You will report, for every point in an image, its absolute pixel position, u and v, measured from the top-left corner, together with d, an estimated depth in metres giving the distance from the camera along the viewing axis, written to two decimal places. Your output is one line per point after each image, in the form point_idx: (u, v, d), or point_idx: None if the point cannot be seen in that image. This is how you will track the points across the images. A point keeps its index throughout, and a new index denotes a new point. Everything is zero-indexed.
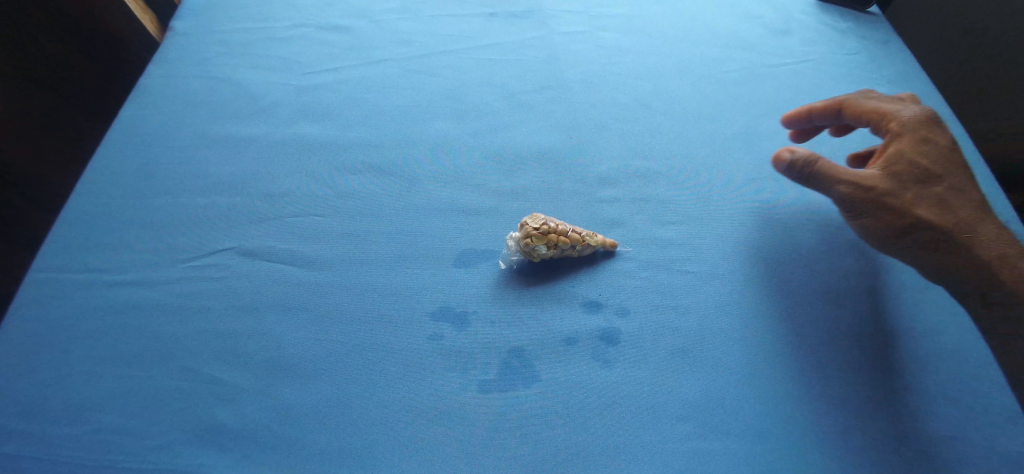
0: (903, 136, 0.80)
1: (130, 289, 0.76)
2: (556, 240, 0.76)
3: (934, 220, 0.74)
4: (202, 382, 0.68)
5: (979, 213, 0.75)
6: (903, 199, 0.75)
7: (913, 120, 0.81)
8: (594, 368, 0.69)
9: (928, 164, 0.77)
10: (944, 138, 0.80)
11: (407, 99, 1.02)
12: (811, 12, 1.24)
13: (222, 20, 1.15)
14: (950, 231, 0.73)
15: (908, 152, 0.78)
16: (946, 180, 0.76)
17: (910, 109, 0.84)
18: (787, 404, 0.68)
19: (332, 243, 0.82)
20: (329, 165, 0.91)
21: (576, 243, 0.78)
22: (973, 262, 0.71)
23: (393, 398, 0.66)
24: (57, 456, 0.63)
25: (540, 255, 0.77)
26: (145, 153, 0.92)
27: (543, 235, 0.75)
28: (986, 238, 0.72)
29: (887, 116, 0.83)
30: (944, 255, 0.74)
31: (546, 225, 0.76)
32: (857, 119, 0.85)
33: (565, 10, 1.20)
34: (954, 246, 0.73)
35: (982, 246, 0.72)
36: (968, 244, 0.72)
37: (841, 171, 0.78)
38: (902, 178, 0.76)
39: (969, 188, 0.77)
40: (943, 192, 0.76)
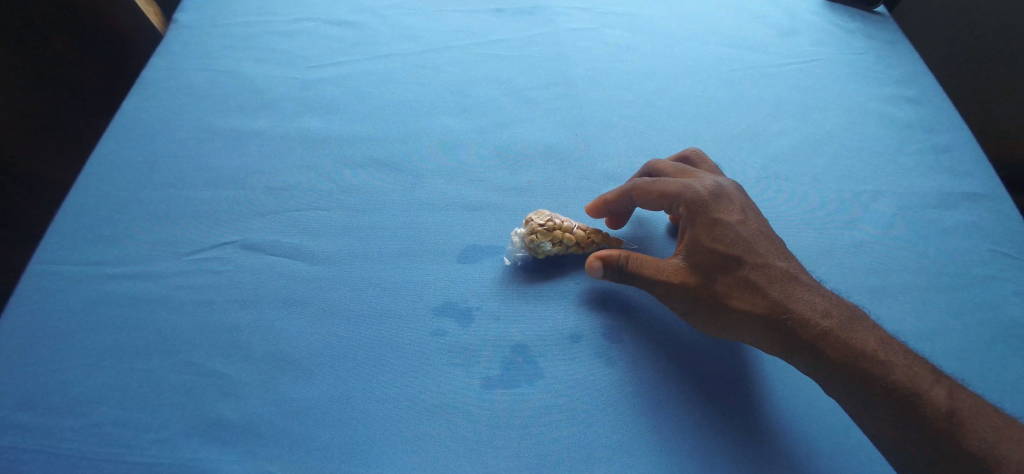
0: (692, 218, 0.70)
1: (132, 282, 0.76)
2: (561, 237, 0.77)
3: (751, 311, 0.66)
4: (204, 376, 0.68)
5: (785, 290, 0.66)
6: (708, 293, 0.67)
7: (690, 196, 0.71)
8: (597, 366, 0.69)
9: (728, 249, 0.68)
10: (738, 213, 0.71)
11: (412, 94, 1.01)
12: (817, 12, 1.24)
13: (225, 13, 1.15)
14: (774, 325, 0.65)
15: (699, 239, 0.69)
16: (744, 261, 0.68)
17: (691, 181, 0.73)
18: (790, 403, 0.68)
19: (335, 238, 0.81)
20: (333, 160, 0.91)
21: (580, 240, 0.78)
22: (811, 351, 0.63)
23: (395, 394, 0.66)
24: (57, 449, 0.63)
25: (545, 252, 0.77)
26: (147, 145, 0.92)
27: (547, 231, 0.76)
28: (807, 320, 0.64)
29: (666, 199, 0.72)
30: (779, 349, 0.65)
31: (551, 222, 0.77)
32: (650, 206, 0.75)
33: (570, 7, 1.20)
34: (787, 342, 0.64)
35: (811, 335, 0.63)
36: (796, 336, 0.64)
37: (653, 270, 0.69)
38: (698, 272, 0.68)
39: (764, 264, 0.68)
40: (743, 275, 0.67)
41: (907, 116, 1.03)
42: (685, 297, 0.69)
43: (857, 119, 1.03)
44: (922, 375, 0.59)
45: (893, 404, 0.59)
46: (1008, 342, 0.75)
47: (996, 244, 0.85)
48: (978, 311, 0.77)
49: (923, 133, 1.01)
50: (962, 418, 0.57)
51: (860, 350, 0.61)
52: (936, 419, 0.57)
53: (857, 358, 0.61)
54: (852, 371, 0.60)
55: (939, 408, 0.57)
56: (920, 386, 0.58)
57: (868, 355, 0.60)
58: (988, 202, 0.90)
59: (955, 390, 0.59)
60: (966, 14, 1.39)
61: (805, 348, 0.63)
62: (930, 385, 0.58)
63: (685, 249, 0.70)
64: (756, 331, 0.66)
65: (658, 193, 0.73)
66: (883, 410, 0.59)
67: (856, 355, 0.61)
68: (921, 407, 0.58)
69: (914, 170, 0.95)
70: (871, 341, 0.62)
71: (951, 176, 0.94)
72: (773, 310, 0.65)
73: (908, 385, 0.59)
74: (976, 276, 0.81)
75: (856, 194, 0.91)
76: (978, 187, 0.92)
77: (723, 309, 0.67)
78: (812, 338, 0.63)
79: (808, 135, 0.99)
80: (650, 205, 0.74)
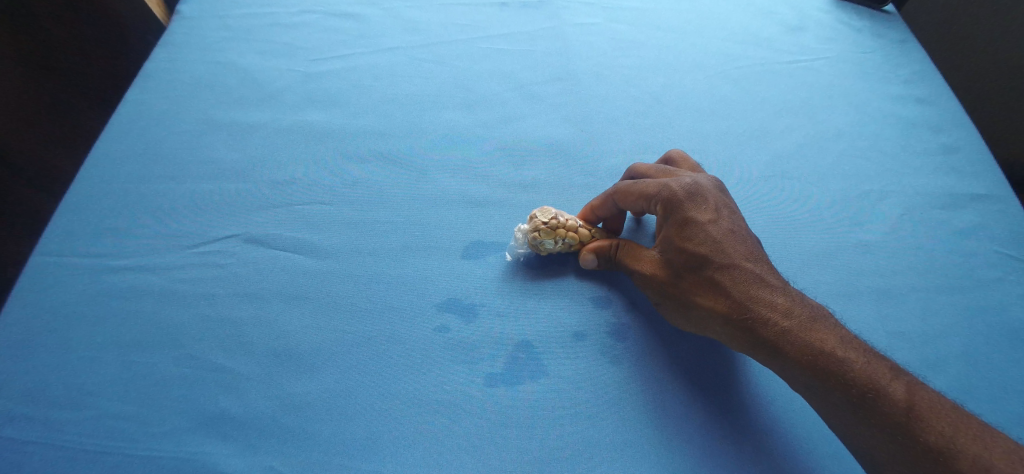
0: (666, 217, 0.71)
1: (133, 275, 0.75)
2: (564, 237, 0.76)
3: (715, 309, 0.66)
4: (206, 370, 0.68)
5: (751, 290, 0.66)
6: (675, 289, 0.69)
7: (665, 195, 0.71)
8: (601, 363, 0.69)
9: (695, 248, 0.68)
10: (712, 213, 0.70)
11: (416, 88, 1.01)
12: (825, 9, 1.23)
13: (229, 4, 1.14)
14: (737, 324, 0.65)
15: (671, 237, 0.70)
16: (711, 261, 0.67)
17: (671, 180, 0.72)
18: (794, 404, 0.68)
19: (339, 232, 0.81)
20: (337, 154, 0.90)
21: (583, 239, 0.78)
22: (772, 350, 0.63)
23: (398, 389, 0.66)
24: (59, 442, 0.62)
25: (547, 249, 0.77)
26: (149, 137, 0.91)
27: (550, 230, 0.75)
28: (770, 319, 0.64)
29: (642, 197, 0.72)
30: (744, 346, 0.66)
31: (556, 220, 0.76)
32: (632, 208, 0.75)
33: (576, 2, 1.19)
34: (751, 339, 0.65)
35: (773, 333, 0.63)
36: (759, 335, 0.64)
37: (632, 263, 0.72)
38: (668, 268, 0.70)
39: (734, 263, 0.67)
40: (708, 273, 0.67)
41: (915, 116, 1.03)
42: (656, 292, 0.71)
43: (865, 118, 1.02)
44: (883, 374, 0.58)
45: (850, 402, 0.58)
46: (1013, 344, 0.74)
47: (1002, 246, 0.84)
48: (984, 313, 0.77)
49: (931, 133, 1.00)
50: (920, 417, 0.56)
51: (820, 349, 0.61)
52: (891, 417, 0.56)
53: (816, 357, 0.60)
54: (812, 369, 0.60)
55: (896, 407, 0.56)
56: (877, 385, 0.58)
57: (827, 355, 0.60)
58: (995, 204, 0.90)
59: (917, 388, 0.58)
60: (970, 17, 1.37)
61: (766, 347, 0.64)
62: (888, 384, 0.57)
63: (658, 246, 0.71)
64: (721, 328, 0.67)
65: (637, 193, 0.73)
66: (841, 407, 0.59)
67: (816, 356, 0.61)
68: (878, 405, 0.57)
69: (921, 171, 0.94)
70: (832, 342, 0.61)
71: (958, 177, 0.93)
72: (736, 309, 0.65)
73: (865, 383, 0.58)
74: (982, 278, 0.81)
75: (863, 194, 0.90)
76: (985, 188, 0.92)
77: (688, 306, 0.68)
78: (772, 337, 0.63)
79: (815, 133, 0.99)
80: (631, 206, 0.75)
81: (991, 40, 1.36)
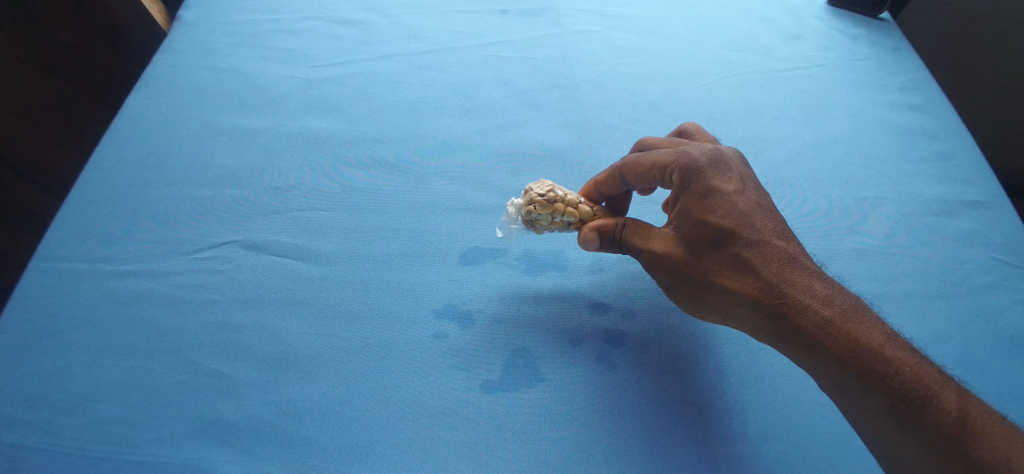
0: (683, 188, 0.67)
1: (132, 280, 0.76)
2: (561, 212, 0.74)
3: (742, 290, 0.62)
4: (205, 375, 0.68)
5: (783, 271, 0.62)
6: (696, 269, 0.64)
7: (684, 165, 0.67)
8: (598, 369, 0.70)
9: (720, 222, 0.64)
10: (737, 185, 0.66)
11: (415, 94, 1.01)
12: (822, 17, 1.24)
13: (230, 11, 1.15)
14: (767, 307, 0.61)
15: (690, 209, 0.66)
16: (737, 237, 0.63)
17: (687, 149, 0.69)
18: (790, 410, 0.68)
19: (337, 238, 0.81)
20: (336, 160, 0.91)
21: (583, 216, 0.75)
22: (806, 339, 0.58)
23: (396, 395, 0.66)
24: (57, 447, 0.63)
25: (543, 224, 0.76)
26: (150, 142, 0.92)
27: (546, 203, 0.74)
28: (803, 304, 0.59)
29: (657, 167, 0.69)
30: (771, 333, 0.62)
31: (552, 193, 0.74)
32: (640, 181, 0.71)
33: (576, 9, 1.20)
34: (781, 326, 0.60)
35: (807, 320, 0.59)
36: (790, 321, 0.59)
37: (641, 242, 0.67)
38: (687, 245, 0.65)
39: (761, 239, 0.63)
40: (734, 250, 0.63)
41: (910, 123, 1.03)
42: (670, 272, 0.66)
43: (861, 125, 1.03)
44: (931, 377, 0.54)
45: (893, 405, 0.54)
46: (1008, 350, 0.75)
47: (997, 253, 0.85)
48: (979, 319, 0.77)
49: (926, 140, 1.01)
50: (975, 430, 0.51)
51: (864, 342, 0.56)
52: (941, 426, 0.52)
53: (860, 350, 0.56)
54: (851, 362, 0.56)
55: (947, 416, 0.52)
56: (929, 389, 0.53)
57: (868, 346, 0.56)
58: (990, 210, 0.90)
59: (968, 397, 0.54)
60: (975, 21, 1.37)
61: (799, 334, 0.59)
62: (940, 389, 0.53)
63: (677, 221, 0.67)
64: (748, 312, 0.62)
65: (649, 163, 0.69)
66: (881, 412, 0.55)
67: (857, 345, 0.56)
68: (927, 412, 0.53)
69: (917, 178, 0.95)
70: (873, 333, 0.57)
71: (952, 184, 0.94)
72: (767, 291, 0.61)
73: (913, 385, 0.54)
74: (977, 284, 0.81)
75: (859, 201, 0.90)
76: (981, 195, 0.92)
77: (711, 287, 0.64)
78: (807, 324, 0.58)
79: (812, 140, 0.99)
80: (639, 179, 0.71)
81: (991, 46, 1.34)
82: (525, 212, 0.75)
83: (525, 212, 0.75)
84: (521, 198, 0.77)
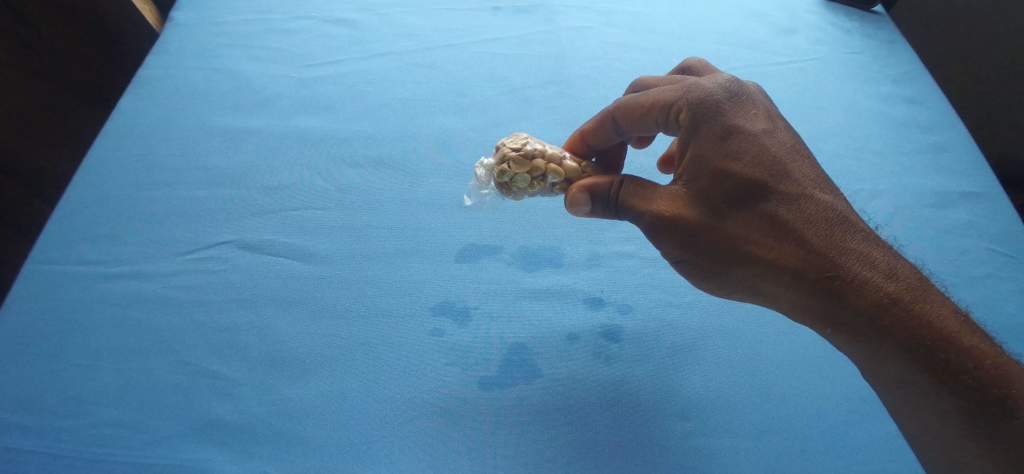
0: (697, 129, 0.61)
1: (126, 282, 0.75)
2: (543, 171, 0.73)
3: (782, 260, 0.57)
4: (202, 376, 0.68)
5: (830, 237, 0.57)
6: (724, 235, 0.59)
7: (696, 103, 0.61)
8: (597, 365, 0.69)
9: (757, 179, 0.58)
10: (768, 130, 0.61)
11: (409, 92, 1.01)
12: (815, 11, 1.24)
13: (222, 11, 1.14)
14: (814, 281, 0.56)
15: (708, 157, 0.59)
16: (778, 198, 0.58)
17: (698, 82, 0.63)
18: (787, 402, 0.68)
19: (332, 237, 0.81)
20: (331, 159, 0.91)
21: (568, 174, 0.73)
22: (864, 320, 0.54)
23: (393, 393, 0.66)
24: (54, 450, 0.62)
25: (521, 185, 0.74)
26: (144, 144, 0.91)
27: (523, 159, 0.72)
28: (862, 279, 0.55)
29: (662, 107, 0.64)
30: (813, 308, 0.57)
31: (528, 147, 0.73)
32: (633, 126, 0.68)
33: (570, 6, 1.19)
34: (830, 302, 0.55)
35: (868, 298, 0.54)
36: (845, 299, 0.55)
37: (642, 204, 0.61)
38: (703, 205, 0.59)
39: (799, 196, 0.58)
40: (773, 212, 0.58)
41: (904, 115, 1.04)
42: (688, 238, 0.60)
43: (856, 118, 1.03)
44: (1016, 371, 0.51)
45: (958, 398, 0.51)
46: (1004, 340, 0.75)
47: (993, 243, 0.85)
48: (976, 310, 0.78)
49: (921, 132, 1.01)
50: None
51: (932, 325, 0.52)
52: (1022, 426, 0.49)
53: (932, 337, 0.52)
54: (917, 348, 0.52)
55: None
56: (1012, 386, 0.50)
57: (940, 331, 0.52)
58: (985, 201, 0.91)
59: None
60: (983, 20, 1.31)
61: (854, 312, 0.54)
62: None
63: (695, 176, 0.60)
64: (789, 285, 0.57)
65: (649, 103, 0.65)
66: (943, 405, 0.52)
67: (926, 328, 0.52)
68: (1008, 411, 0.50)
69: (911, 169, 0.95)
70: (943, 314, 0.53)
71: (948, 175, 0.94)
72: (814, 262, 0.56)
73: (998, 383, 0.50)
74: (974, 275, 0.81)
75: (854, 193, 0.91)
76: (976, 186, 0.93)
77: (744, 257, 0.58)
78: (868, 303, 0.54)
79: (806, 134, 0.99)
80: (633, 123, 0.68)
81: (996, 46, 1.30)
82: (500, 171, 0.73)
83: (500, 172, 0.73)
84: (494, 156, 0.75)
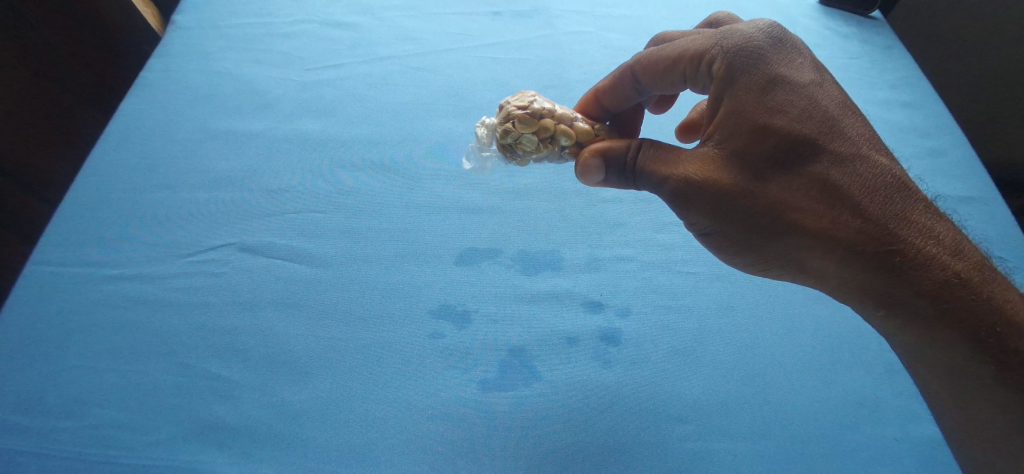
0: (734, 82, 0.57)
1: (127, 285, 0.76)
2: (553, 132, 0.71)
3: (834, 230, 0.54)
4: (203, 378, 0.68)
5: (891, 206, 0.54)
6: (768, 202, 0.55)
7: (736, 55, 0.57)
8: (596, 368, 0.70)
9: (806, 143, 0.55)
10: (817, 87, 0.57)
11: (410, 96, 1.02)
12: (813, 16, 1.24)
13: (223, 15, 1.15)
14: (870, 255, 0.53)
15: (747, 112, 0.56)
16: (831, 163, 0.55)
17: (737, 29, 0.59)
18: (785, 406, 0.69)
19: (332, 239, 0.81)
20: (331, 162, 0.91)
21: (579, 137, 0.72)
22: (921, 296, 0.52)
23: (393, 395, 0.66)
24: (55, 451, 0.63)
25: (527, 147, 0.72)
26: (145, 146, 0.92)
27: (529, 118, 0.70)
28: (921, 252, 0.52)
29: (692, 58, 0.61)
30: (862, 280, 0.55)
31: (535, 106, 0.71)
32: (654, 81, 0.66)
33: (569, 10, 1.20)
34: (884, 276, 0.53)
35: (927, 275, 0.51)
36: (904, 275, 0.52)
37: (666, 168, 0.59)
38: (745, 169, 0.56)
39: (853, 161, 0.55)
40: (827, 178, 0.54)
41: (902, 120, 1.04)
42: (727, 206, 0.57)
43: None
44: None
45: (1009, 382, 0.50)
46: None
47: (989, 248, 0.86)
48: None
49: (918, 136, 1.02)
50: None
51: (992, 305, 0.50)
52: None
53: (991, 319, 0.50)
54: (976, 331, 0.50)
55: None
56: None
57: (1001, 314, 0.50)
58: (982, 206, 0.91)
59: None
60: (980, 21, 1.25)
61: (909, 288, 0.52)
62: None
63: (736, 134, 0.56)
64: (837, 257, 0.55)
65: (676, 55, 0.62)
66: (992, 390, 0.51)
67: (994, 312, 0.50)
68: None
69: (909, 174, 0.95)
70: (1003, 294, 0.51)
71: (945, 179, 0.95)
72: (872, 234, 0.53)
73: None
74: None
75: None
76: (973, 191, 0.93)
77: (788, 226, 0.56)
78: (931, 282, 0.51)
79: None
80: (654, 78, 0.66)
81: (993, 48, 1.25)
82: (503, 132, 0.72)
83: (503, 132, 0.72)
84: (498, 116, 0.74)
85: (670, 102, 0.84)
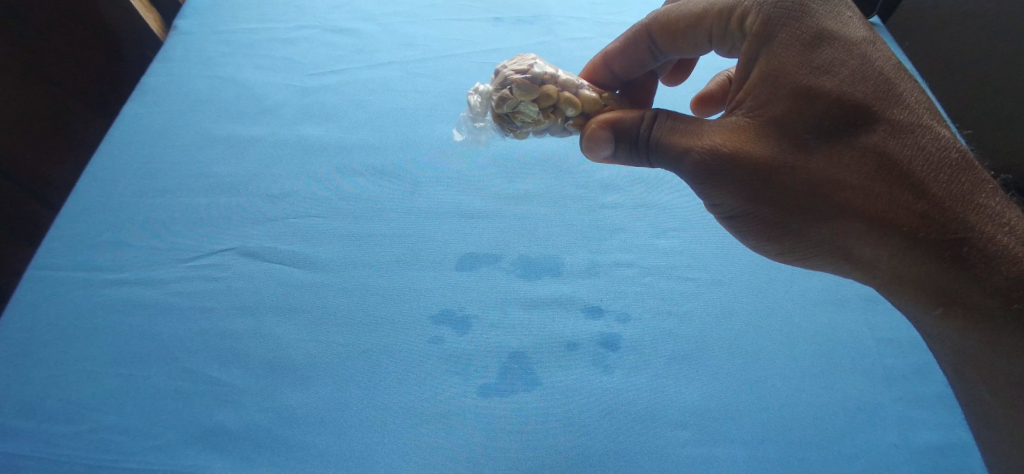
0: (772, 43, 0.55)
1: (127, 289, 0.76)
2: (555, 101, 0.70)
3: (889, 210, 0.51)
4: (202, 383, 0.68)
5: (955, 187, 0.51)
6: (815, 178, 0.53)
7: (772, 12, 0.56)
8: (596, 374, 0.70)
9: (857, 113, 0.53)
10: (869, 50, 0.55)
11: (411, 101, 1.02)
12: None
13: (226, 20, 1.15)
14: (930, 239, 0.50)
15: (788, 75, 0.54)
16: (887, 136, 0.52)
17: None
18: (785, 412, 0.69)
19: (332, 244, 0.81)
20: (332, 167, 0.91)
21: (584, 107, 0.71)
22: (979, 286, 0.50)
23: (393, 400, 0.66)
24: (54, 456, 0.63)
25: (527, 117, 0.71)
26: (147, 151, 0.92)
27: (529, 84, 0.69)
28: (984, 239, 0.49)
29: (720, 15, 0.61)
30: (912, 268, 0.52)
31: (534, 70, 0.70)
32: (673, 42, 0.67)
33: (570, 16, 1.21)
34: (938, 262, 0.51)
35: (989, 263, 0.49)
36: (963, 262, 0.50)
37: (692, 140, 0.58)
38: (787, 140, 0.54)
39: (911, 134, 0.52)
40: (881, 152, 0.52)
41: None
42: (766, 180, 0.55)
43: None
44: None
45: None
46: None
47: None
48: None
49: None
50: None
51: None
52: None
53: None
54: None
55: None
56: None
57: None
58: None
59: None
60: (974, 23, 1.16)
61: (971, 277, 0.50)
62: None
63: (776, 100, 0.54)
64: (889, 240, 0.52)
65: (700, 12, 0.63)
66: None
67: None
68: None
69: None
70: None
71: None
72: (931, 216, 0.50)
73: None
74: None
75: None
76: None
77: (835, 205, 0.53)
78: (999, 276, 0.49)
79: None
80: (674, 39, 0.67)
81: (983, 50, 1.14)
82: (501, 99, 0.70)
83: (502, 100, 0.70)
84: (494, 82, 0.73)
85: (685, 73, 0.84)
